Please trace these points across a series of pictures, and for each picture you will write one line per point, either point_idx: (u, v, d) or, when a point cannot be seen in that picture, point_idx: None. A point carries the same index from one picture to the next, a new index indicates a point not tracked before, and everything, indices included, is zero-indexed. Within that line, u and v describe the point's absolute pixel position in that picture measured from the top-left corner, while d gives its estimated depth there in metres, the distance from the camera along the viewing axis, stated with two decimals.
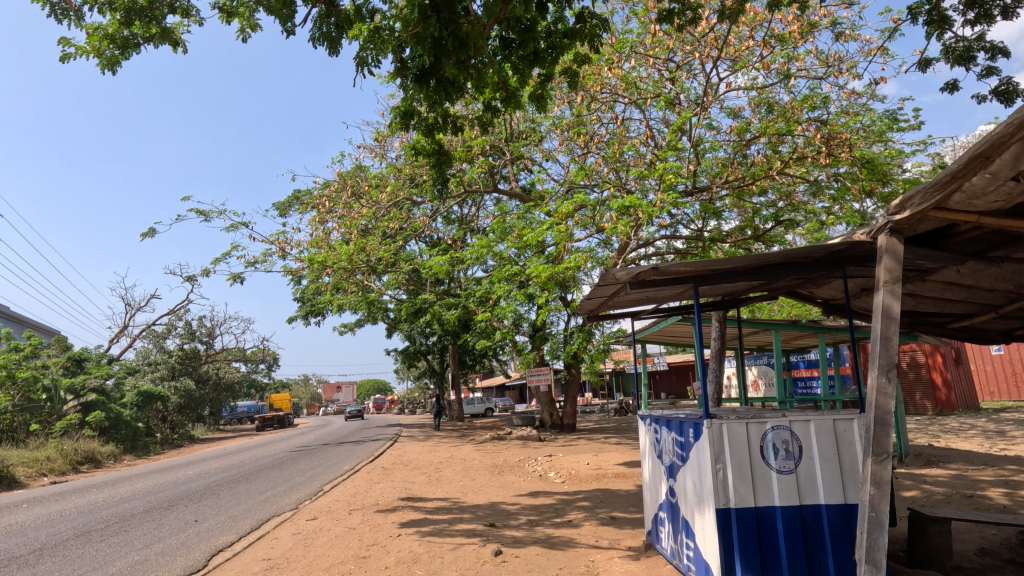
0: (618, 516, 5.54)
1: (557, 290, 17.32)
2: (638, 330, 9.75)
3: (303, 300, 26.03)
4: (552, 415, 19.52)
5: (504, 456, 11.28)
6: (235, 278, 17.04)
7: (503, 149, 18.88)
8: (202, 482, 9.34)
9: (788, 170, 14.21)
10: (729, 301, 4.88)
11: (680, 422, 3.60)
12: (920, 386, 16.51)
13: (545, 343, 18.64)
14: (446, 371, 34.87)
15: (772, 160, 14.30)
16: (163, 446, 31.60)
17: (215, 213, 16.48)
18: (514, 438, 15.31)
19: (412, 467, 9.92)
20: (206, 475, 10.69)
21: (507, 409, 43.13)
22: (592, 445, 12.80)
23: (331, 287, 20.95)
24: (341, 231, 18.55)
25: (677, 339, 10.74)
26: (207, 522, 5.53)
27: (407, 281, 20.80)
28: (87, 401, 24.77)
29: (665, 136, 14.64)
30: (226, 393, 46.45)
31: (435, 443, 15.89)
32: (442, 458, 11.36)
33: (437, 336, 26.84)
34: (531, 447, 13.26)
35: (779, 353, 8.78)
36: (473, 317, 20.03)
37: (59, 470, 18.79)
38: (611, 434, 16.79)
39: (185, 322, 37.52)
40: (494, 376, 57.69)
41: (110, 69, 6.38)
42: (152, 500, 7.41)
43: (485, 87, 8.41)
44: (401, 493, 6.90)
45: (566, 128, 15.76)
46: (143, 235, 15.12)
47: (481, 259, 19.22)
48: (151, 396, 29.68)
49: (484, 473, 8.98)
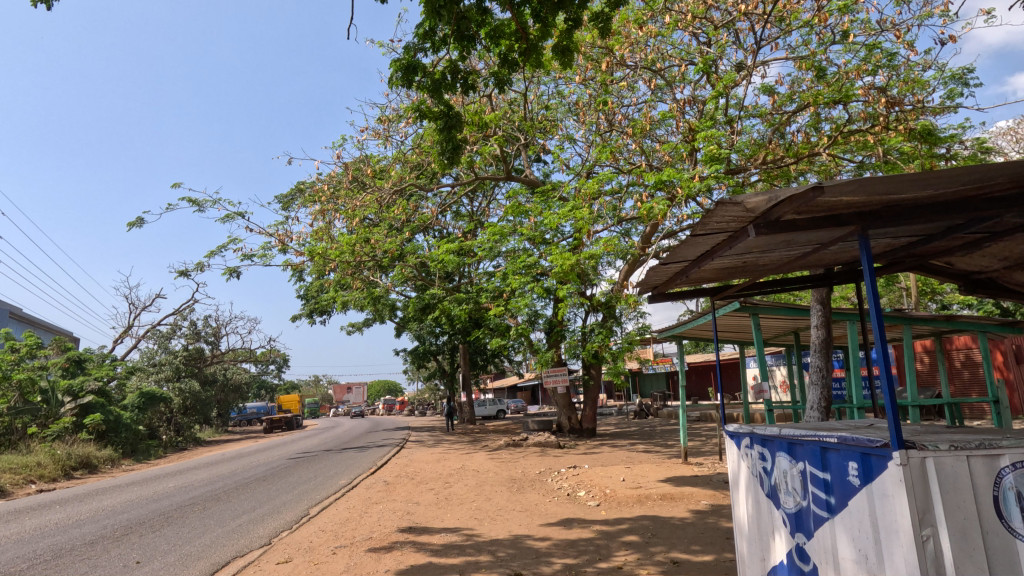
0: (681, 560, 4.23)
1: (575, 283, 16.05)
2: (689, 318, 8.48)
3: (308, 298, 25.01)
4: (571, 419, 18.22)
5: (522, 467, 10.04)
6: (230, 272, 16.02)
7: (519, 133, 17.79)
8: (183, 497, 8.27)
9: (835, 149, 12.84)
10: (845, 272, 3.95)
11: (817, 451, 2.83)
12: (977, 386, 14.92)
13: (563, 340, 17.42)
14: (457, 372, 33.72)
15: (817, 137, 12.94)
16: (166, 450, 30.72)
17: (208, 202, 15.42)
18: (531, 445, 14.08)
19: (418, 481, 8.71)
20: (189, 488, 9.55)
21: (518, 411, 41.98)
22: (619, 455, 11.51)
23: (336, 282, 19.84)
24: (346, 223, 17.43)
25: (720, 333, 9.48)
26: (151, 567, 4.35)
27: (415, 276, 19.63)
28: (86, 403, 23.84)
29: (697, 113, 13.39)
30: (234, 394, 45.75)
31: (445, 450, 14.73)
32: (452, 469, 10.13)
33: (447, 335, 25.72)
34: (551, 455, 12.02)
35: (852, 348, 7.46)
36: (485, 314, 18.81)
37: (49, 477, 17.82)
38: (636, 440, 15.51)
39: (191, 321, 36.78)
40: (507, 377, 56.59)
41: (50, 5, 5.33)
42: (113, 524, 6.32)
43: (501, 35, 7.18)
44: (402, 520, 5.67)
45: (588, 105, 14.55)
46: (131, 226, 14.08)
47: (494, 251, 18.03)
48: (153, 398, 28.76)
49: (502, 490, 7.71)
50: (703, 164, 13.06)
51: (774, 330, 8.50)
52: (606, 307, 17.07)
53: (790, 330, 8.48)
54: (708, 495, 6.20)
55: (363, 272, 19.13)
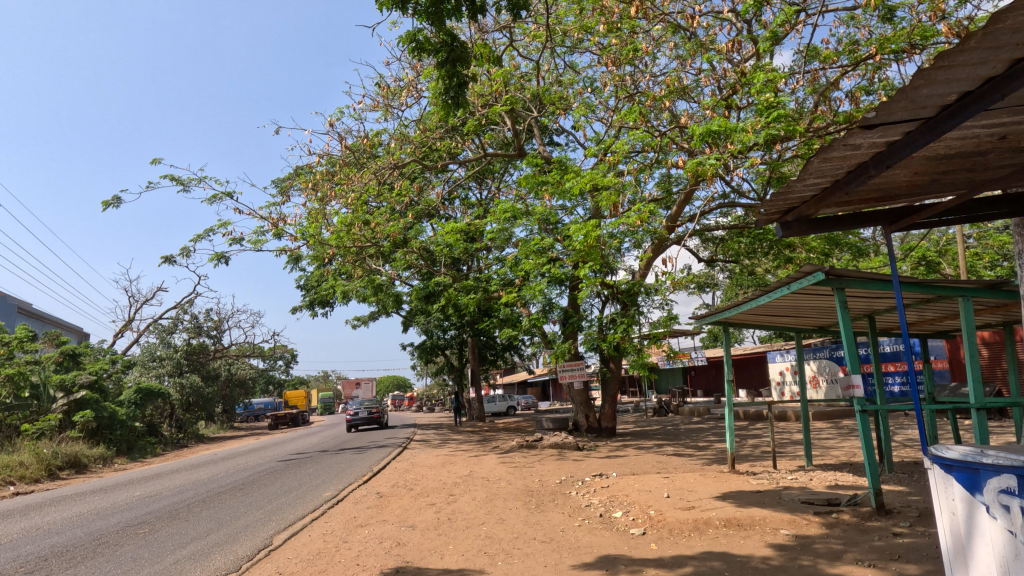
0: None
1: (596, 267, 14.67)
2: (745, 297, 7.05)
3: (309, 289, 23.83)
4: (588, 417, 16.85)
5: (539, 475, 8.72)
6: (219, 258, 14.77)
7: (535, 105, 16.50)
8: (142, 510, 7.00)
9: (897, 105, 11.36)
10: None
11: None
12: None
13: (579, 330, 16.07)
14: (465, 366, 32.44)
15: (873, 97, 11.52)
16: (165, 447, 29.79)
17: (194, 181, 14.23)
18: (547, 446, 12.78)
19: (418, 493, 7.37)
20: (153, 497, 8.29)
21: (529, 407, 40.85)
22: (649, 460, 10.15)
23: (337, 269, 18.56)
24: (347, 206, 16.13)
25: (774, 318, 8.04)
26: None
27: (421, 263, 18.29)
28: (78, 399, 22.69)
29: (737, 73, 11.99)
30: (238, 389, 44.77)
31: (452, 451, 13.47)
32: (459, 477, 8.81)
33: (455, 327, 24.45)
34: (571, 459, 10.69)
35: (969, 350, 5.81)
36: (495, 304, 17.45)
37: (31, 478, 16.62)
38: (662, 440, 14.15)
39: (193, 314, 35.79)
40: (516, 372, 55.65)
41: None
42: (31, 552, 5.04)
43: None
44: (389, 556, 4.31)
45: (611, 68, 13.18)
46: (106, 205, 12.85)
47: (506, 235, 16.71)
48: (151, 394, 27.73)
49: (517, 508, 6.35)
50: (742, 126, 11.69)
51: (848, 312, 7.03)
52: (628, 294, 15.66)
53: (866, 312, 7.01)
54: (785, 522, 4.77)
55: (365, 260, 17.86)
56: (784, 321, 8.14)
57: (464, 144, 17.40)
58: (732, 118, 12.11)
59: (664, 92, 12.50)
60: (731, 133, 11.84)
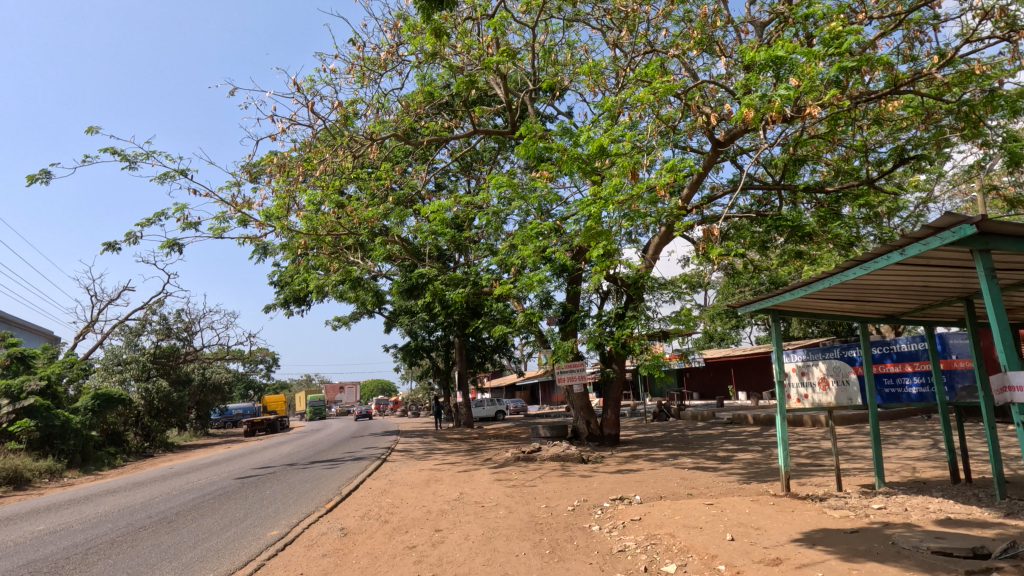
0: None
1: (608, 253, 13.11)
2: (823, 272, 5.61)
3: (284, 285, 22.05)
4: (590, 423, 15.27)
5: (545, 499, 7.11)
6: (171, 245, 12.99)
7: (535, 78, 15.06)
8: (26, 558, 5.33)
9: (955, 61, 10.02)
10: None
11: None
12: None
13: (579, 327, 14.58)
14: (452, 369, 30.87)
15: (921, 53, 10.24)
16: (127, 457, 27.73)
17: (141, 156, 12.44)
18: (547, 459, 11.17)
19: (395, 530, 5.72)
20: (59, 532, 6.60)
21: (518, 411, 39.37)
22: (671, 477, 8.58)
23: (311, 261, 16.82)
24: (322, 190, 14.40)
25: (835, 303, 6.62)
26: None
27: (404, 254, 16.64)
28: (24, 408, 20.58)
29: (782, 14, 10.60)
30: (213, 394, 42.55)
31: (439, 464, 11.82)
32: (446, 503, 7.15)
33: (443, 327, 22.83)
34: (578, 476, 9.09)
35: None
36: (486, 300, 15.84)
37: None
38: (674, 450, 12.62)
39: (161, 314, 33.63)
40: (505, 375, 54.13)
41: None
42: None
43: None
44: None
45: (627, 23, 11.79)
46: (35, 177, 11.35)
47: (499, 221, 15.11)
48: (110, 400, 25.61)
49: (525, 554, 4.74)
50: (784, 82, 10.27)
51: (946, 282, 5.68)
52: (634, 288, 14.17)
53: (970, 284, 5.65)
54: None
55: (341, 250, 16.11)
56: (845, 308, 6.72)
57: (453, 124, 15.86)
58: (774, 70, 10.63)
59: (686, 45, 11.00)
60: (783, 72, 10.38)
